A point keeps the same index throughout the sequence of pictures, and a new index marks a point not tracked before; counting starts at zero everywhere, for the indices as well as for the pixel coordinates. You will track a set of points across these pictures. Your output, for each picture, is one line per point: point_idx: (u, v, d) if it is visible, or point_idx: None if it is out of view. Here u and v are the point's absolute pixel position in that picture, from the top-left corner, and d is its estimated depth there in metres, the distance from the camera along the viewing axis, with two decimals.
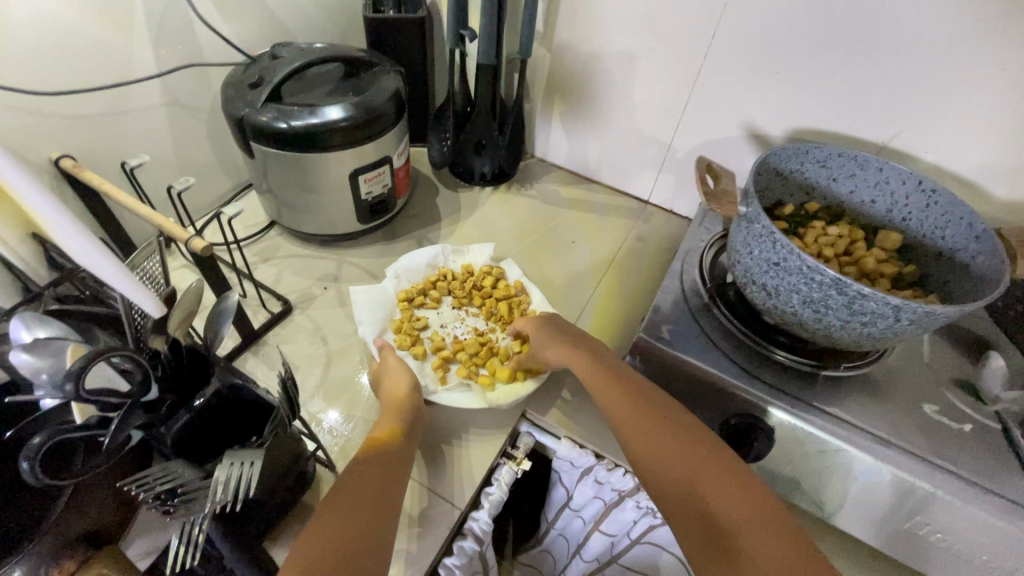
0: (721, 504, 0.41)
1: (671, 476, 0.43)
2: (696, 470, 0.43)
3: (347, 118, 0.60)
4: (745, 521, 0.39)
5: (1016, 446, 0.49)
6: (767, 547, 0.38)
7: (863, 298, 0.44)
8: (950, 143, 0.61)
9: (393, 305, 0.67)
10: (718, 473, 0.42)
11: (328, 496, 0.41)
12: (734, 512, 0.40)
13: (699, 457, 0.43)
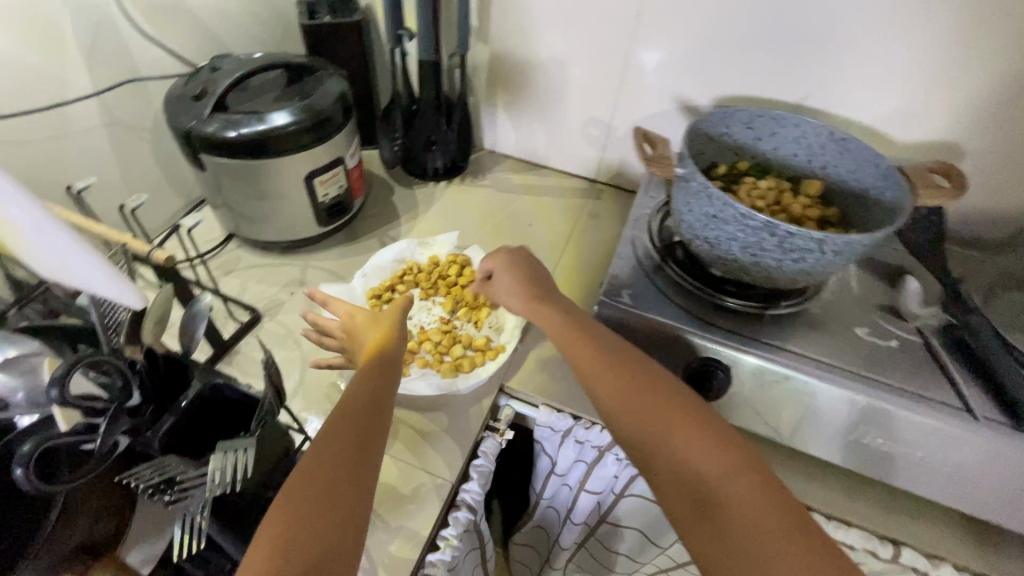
0: (709, 465, 0.43)
1: (665, 450, 0.45)
2: (681, 438, 0.45)
3: (296, 123, 0.62)
4: (726, 485, 0.42)
5: (935, 354, 0.56)
6: (763, 515, 0.40)
7: (790, 237, 0.50)
8: (857, 96, 0.67)
9: (365, 303, 0.69)
10: (709, 442, 0.44)
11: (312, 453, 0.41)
12: (716, 476, 0.43)
13: (690, 428, 0.46)
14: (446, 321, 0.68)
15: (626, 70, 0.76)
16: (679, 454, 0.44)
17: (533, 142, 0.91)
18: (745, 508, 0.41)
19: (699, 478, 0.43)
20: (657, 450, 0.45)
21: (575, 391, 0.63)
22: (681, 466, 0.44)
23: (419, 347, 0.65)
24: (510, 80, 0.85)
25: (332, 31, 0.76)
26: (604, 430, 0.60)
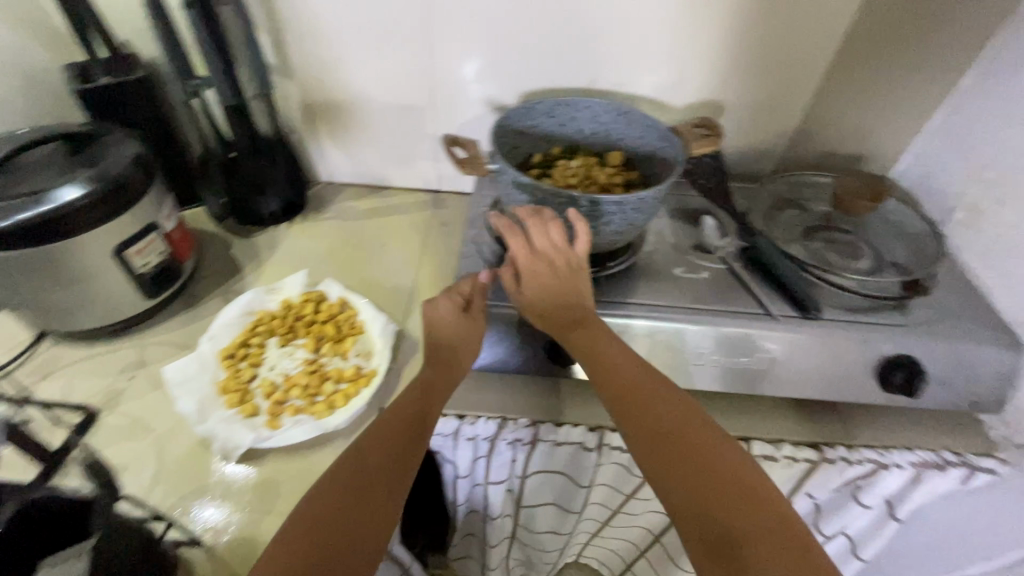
0: (738, 523, 0.43)
1: (673, 487, 0.47)
2: (707, 482, 0.46)
3: (86, 195, 0.57)
4: (754, 536, 0.43)
5: (737, 275, 0.68)
6: (766, 544, 0.42)
7: (595, 205, 0.57)
8: (630, 74, 0.78)
9: (217, 366, 0.65)
10: (720, 472, 0.47)
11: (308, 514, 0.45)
12: (745, 527, 0.43)
13: (697, 461, 0.47)
14: (312, 361, 0.66)
15: (435, 83, 0.80)
16: (708, 506, 0.45)
17: (368, 166, 0.92)
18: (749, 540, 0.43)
19: (705, 513, 0.45)
20: (683, 497, 0.46)
21: (453, 392, 0.65)
22: (710, 515, 0.44)
23: (287, 396, 0.62)
24: (328, 110, 0.85)
25: (113, 91, 0.71)
26: (489, 420, 0.63)
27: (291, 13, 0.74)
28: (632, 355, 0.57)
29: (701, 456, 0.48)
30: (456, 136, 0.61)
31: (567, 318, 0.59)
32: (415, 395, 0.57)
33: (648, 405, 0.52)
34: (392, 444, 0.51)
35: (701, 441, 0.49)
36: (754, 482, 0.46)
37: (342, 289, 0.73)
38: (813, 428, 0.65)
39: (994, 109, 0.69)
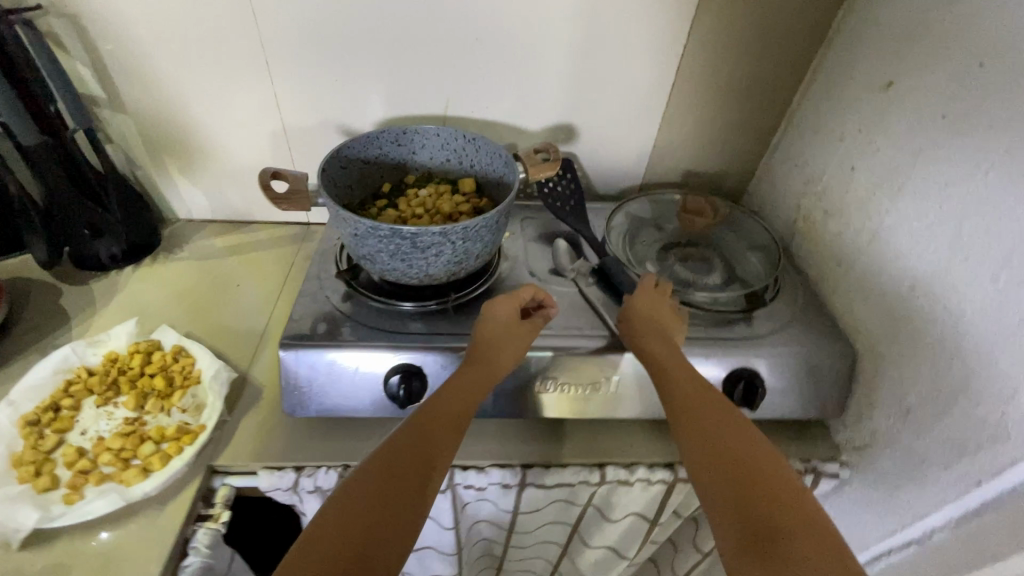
0: (779, 512, 0.41)
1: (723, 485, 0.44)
2: (746, 469, 0.44)
3: None
4: (796, 527, 0.40)
5: (586, 296, 0.68)
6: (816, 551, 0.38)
7: (416, 236, 0.55)
8: (484, 99, 0.79)
9: (15, 435, 0.57)
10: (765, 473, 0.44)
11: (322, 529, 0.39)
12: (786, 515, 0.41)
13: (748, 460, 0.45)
14: (133, 420, 0.60)
15: (286, 113, 0.78)
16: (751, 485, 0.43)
17: (228, 202, 0.88)
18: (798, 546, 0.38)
19: (750, 512, 0.41)
20: (727, 476, 0.44)
21: (293, 440, 0.60)
22: (751, 495, 0.42)
23: (95, 463, 0.56)
24: (173, 145, 0.80)
25: None
26: (330, 469, 0.58)
27: (113, 43, 0.70)
28: (673, 343, 0.57)
29: (747, 439, 0.47)
30: (275, 170, 0.58)
31: (660, 316, 0.61)
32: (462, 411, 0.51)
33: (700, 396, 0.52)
34: (434, 448, 0.47)
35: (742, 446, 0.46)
36: (795, 483, 0.43)
37: (176, 336, 0.67)
38: (670, 447, 0.64)
39: (816, 126, 0.73)
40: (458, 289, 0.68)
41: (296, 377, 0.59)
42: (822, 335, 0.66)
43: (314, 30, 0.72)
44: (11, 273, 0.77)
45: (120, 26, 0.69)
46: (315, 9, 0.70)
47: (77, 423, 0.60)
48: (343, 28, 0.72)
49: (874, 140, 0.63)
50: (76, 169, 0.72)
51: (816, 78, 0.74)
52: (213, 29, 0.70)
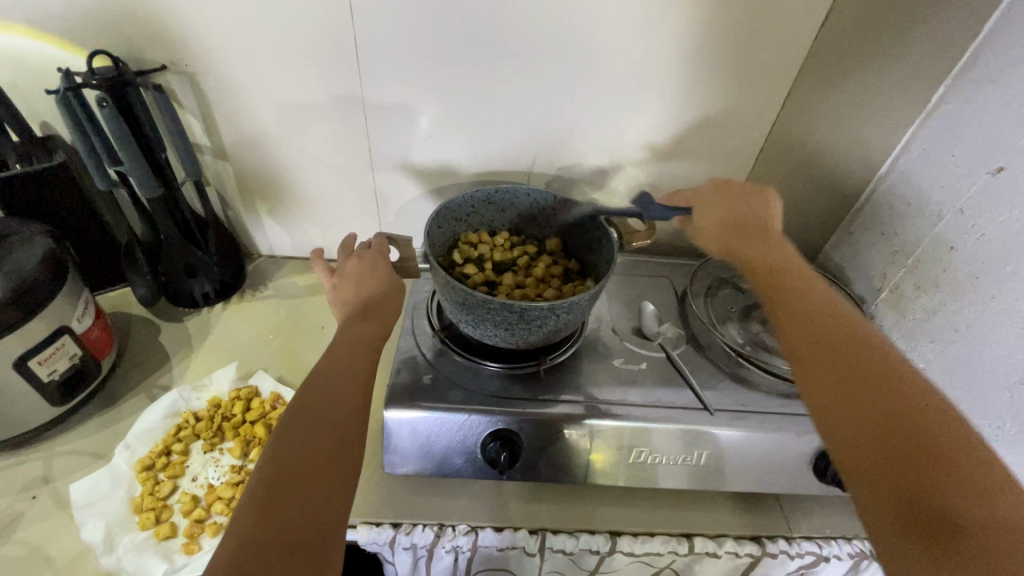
0: (911, 465, 0.39)
1: (864, 439, 0.42)
2: (879, 414, 0.42)
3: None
4: (938, 484, 0.38)
5: (676, 365, 0.70)
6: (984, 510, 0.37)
7: (526, 310, 0.56)
8: (570, 155, 0.81)
9: (133, 479, 0.61)
10: (913, 416, 0.41)
11: (262, 492, 0.40)
12: (928, 473, 0.39)
13: (899, 423, 0.41)
14: (239, 468, 0.63)
15: (377, 163, 0.81)
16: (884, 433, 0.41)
17: (312, 242, 0.91)
18: (959, 512, 0.37)
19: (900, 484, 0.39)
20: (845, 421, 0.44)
21: (389, 494, 0.63)
22: (883, 445, 0.41)
23: (208, 512, 0.59)
24: (265, 189, 0.84)
25: (28, 180, 0.67)
26: (427, 527, 0.61)
27: (224, 98, 0.73)
28: (798, 278, 0.57)
29: (873, 383, 0.44)
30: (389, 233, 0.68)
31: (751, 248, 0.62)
32: (368, 367, 0.53)
33: (823, 337, 0.49)
34: (354, 394, 0.49)
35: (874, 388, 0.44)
36: (936, 433, 0.40)
37: (273, 383, 0.70)
38: (754, 521, 0.65)
39: (907, 198, 0.72)
40: (549, 350, 0.70)
41: (401, 437, 0.61)
42: None
43: (412, 89, 0.74)
44: (113, 307, 0.81)
45: (232, 83, 0.72)
46: (416, 71, 0.72)
47: (187, 468, 0.63)
48: (439, 88, 0.74)
49: (977, 223, 0.62)
50: (182, 216, 0.75)
51: (909, 150, 0.72)
52: (315, 86, 0.73)
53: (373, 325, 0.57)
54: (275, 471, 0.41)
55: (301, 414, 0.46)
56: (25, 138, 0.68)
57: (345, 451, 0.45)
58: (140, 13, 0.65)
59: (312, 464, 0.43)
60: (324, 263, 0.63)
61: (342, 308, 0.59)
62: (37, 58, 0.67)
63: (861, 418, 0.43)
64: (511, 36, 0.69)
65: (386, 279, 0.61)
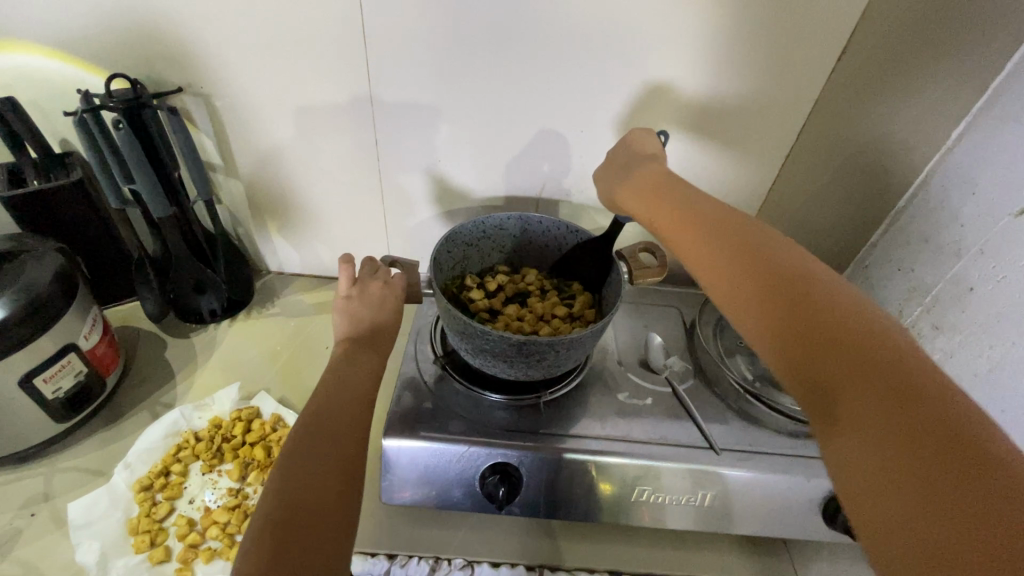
0: (815, 357, 0.38)
1: (772, 340, 0.41)
2: (782, 307, 0.41)
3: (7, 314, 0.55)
4: (835, 367, 0.36)
5: (681, 400, 0.68)
6: (920, 415, 0.31)
7: (531, 343, 0.55)
8: (580, 181, 0.81)
9: (131, 499, 0.61)
10: (828, 322, 0.38)
11: (276, 531, 0.38)
12: (823, 364, 0.37)
13: (796, 313, 0.40)
14: (236, 492, 0.63)
15: (388, 184, 0.81)
16: (789, 325, 0.40)
17: (321, 261, 0.91)
18: (849, 389, 0.35)
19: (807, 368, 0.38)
20: (758, 325, 0.43)
21: (386, 524, 0.62)
22: (792, 334, 0.40)
23: (203, 536, 0.59)
24: (277, 207, 0.84)
25: (44, 196, 0.68)
26: (422, 560, 0.60)
27: (239, 120, 0.75)
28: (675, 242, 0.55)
29: (774, 284, 0.43)
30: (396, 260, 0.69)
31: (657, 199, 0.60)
32: (368, 393, 0.53)
33: (727, 252, 0.48)
34: (355, 429, 0.48)
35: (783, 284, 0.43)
36: (840, 315, 0.39)
37: (275, 404, 0.70)
38: (759, 566, 0.63)
39: None
40: (554, 381, 0.69)
41: (400, 466, 0.61)
42: None
43: (424, 113, 0.74)
44: (122, 320, 0.81)
45: (247, 105, 0.73)
46: (428, 97, 0.72)
47: (185, 489, 0.63)
48: (451, 111, 0.74)
49: (999, 265, 0.57)
50: (193, 234, 0.76)
51: None
52: (327, 110, 0.74)
53: (374, 356, 0.57)
54: (285, 511, 0.40)
55: (304, 437, 0.45)
56: (44, 156, 0.69)
57: (348, 477, 0.44)
58: (160, 37, 0.66)
59: (318, 489, 0.42)
60: (349, 271, 0.62)
61: (349, 326, 0.59)
62: (60, 78, 0.68)
63: (770, 319, 0.42)
64: (523, 64, 0.69)
65: (396, 318, 0.62)
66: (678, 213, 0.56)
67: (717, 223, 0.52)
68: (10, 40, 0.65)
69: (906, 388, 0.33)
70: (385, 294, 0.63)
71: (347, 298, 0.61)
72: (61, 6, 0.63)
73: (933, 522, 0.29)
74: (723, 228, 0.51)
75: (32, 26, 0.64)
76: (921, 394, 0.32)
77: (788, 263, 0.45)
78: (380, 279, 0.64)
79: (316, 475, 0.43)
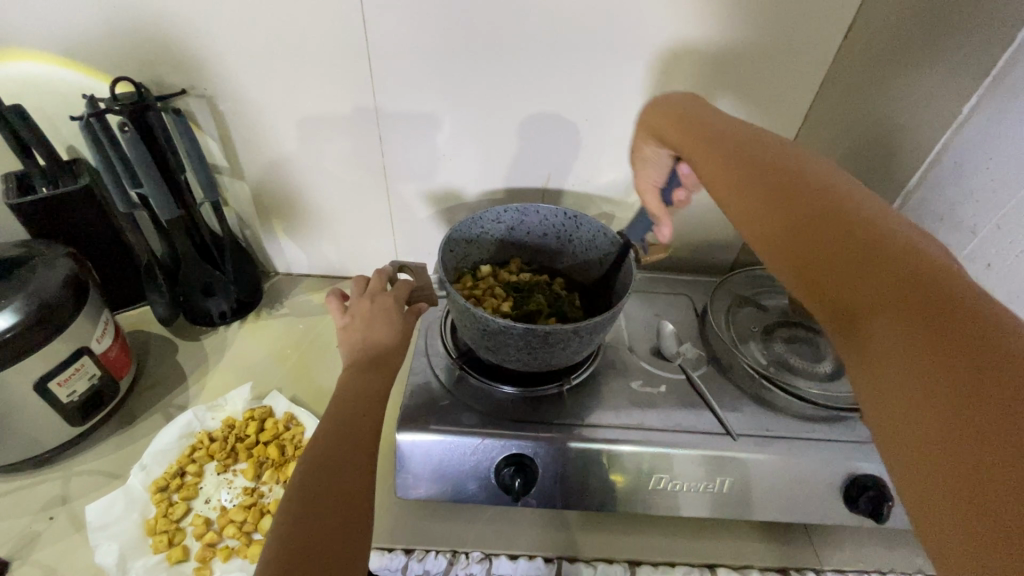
0: (864, 302, 0.31)
1: (814, 280, 0.34)
2: (828, 251, 0.34)
3: (19, 322, 0.55)
4: (885, 316, 0.30)
5: (695, 387, 0.68)
6: (915, 306, 0.29)
7: (551, 333, 0.55)
8: (586, 171, 0.80)
9: (147, 500, 0.61)
10: (880, 265, 0.31)
11: (294, 535, 0.39)
12: (873, 309, 0.31)
13: (842, 256, 0.33)
14: (252, 490, 0.63)
15: (392, 180, 0.81)
16: (834, 270, 0.33)
17: (328, 260, 0.92)
18: (893, 344, 0.29)
19: (849, 316, 0.32)
20: (797, 265, 0.36)
21: (402, 520, 0.62)
22: (829, 280, 0.33)
23: (221, 535, 0.59)
24: (283, 208, 0.85)
25: (53, 201, 0.69)
26: (439, 554, 0.59)
27: (243, 120, 0.75)
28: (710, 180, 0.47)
29: (823, 222, 0.35)
30: (403, 262, 0.69)
31: (692, 139, 0.51)
32: (373, 430, 0.49)
33: (759, 195, 0.41)
34: (368, 434, 0.49)
35: (823, 222, 0.35)
36: (910, 259, 0.31)
37: (287, 403, 0.70)
38: (782, 551, 0.62)
39: None
40: (569, 370, 0.69)
41: (415, 461, 0.60)
42: None
43: (428, 106, 0.73)
44: (134, 325, 0.82)
45: (250, 105, 0.73)
46: (432, 90, 0.72)
47: (201, 489, 0.63)
48: (456, 104, 0.73)
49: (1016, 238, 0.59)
50: (201, 237, 0.76)
51: None
52: (333, 110, 0.74)
53: (382, 372, 0.54)
54: (302, 519, 0.40)
55: (304, 485, 0.43)
56: (51, 163, 0.70)
57: (351, 526, 0.42)
58: (163, 41, 0.67)
59: (329, 522, 0.41)
60: (337, 301, 0.60)
61: (346, 351, 0.56)
62: (63, 85, 0.69)
63: (811, 259, 0.35)
64: (524, 55, 0.69)
65: (399, 328, 0.58)
66: (705, 160, 0.48)
67: (753, 160, 0.44)
68: (14, 49, 0.65)
69: (976, 353, 0.26)
70: (378, 305, 0.59)
71: (340, 319, 0.58)
72: (64, 13, 0.63)
73: (945, 437, 0.26)
74: (762, 163, 0.43)
75: (36, 33, 0.64)
76: (1002, 361, 0.25)
77: (796, 183, 0.39)
78: (371, 295, 0.60)
79: (334, 483, 0.43)
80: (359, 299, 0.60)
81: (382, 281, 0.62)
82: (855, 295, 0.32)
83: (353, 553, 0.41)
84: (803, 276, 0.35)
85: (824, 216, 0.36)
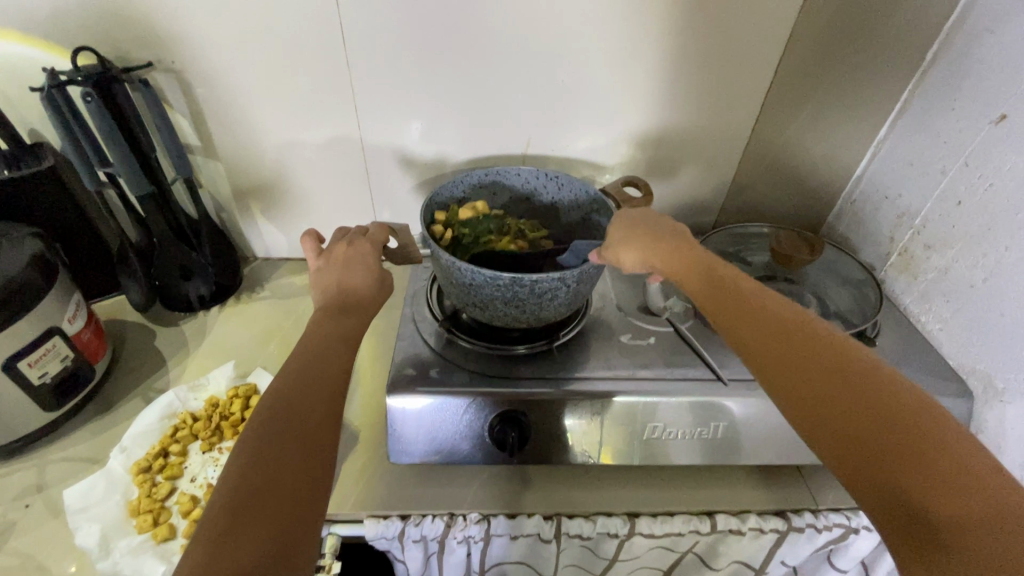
0: (908, 472, 0.33)
1: (845, 447, 0.35)
2: (857, 407, 0.36)
3: None
4: (925, 482, 0.32)
5: (684, 338, 0.68)
6: (953, 480, 0.32)
7: (538, 282, 0.55)
8: (565, 136, 0.79)
9: (129, 482, 0.59)
10: (912, 435, 0.34)
11: (248, 472, 0.38)
12: (913, 475, 0.33)
13: (868, 416, 0.35)
14: None
15: (370, 154, 0.80)
16: (867, 436, 0.35)
17: None
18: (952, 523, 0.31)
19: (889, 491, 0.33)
20: (827, 430, 0.36)
21: (396, 487, 0.61)
22: (863, 449, 0.35)
23: None
24: (258, 189, 0.83)
25: (17, 183, 0.66)
26: (436, 518, 0.58)
27: (212, 96, 0.73)
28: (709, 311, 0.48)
29: (834, 378, 0.38)
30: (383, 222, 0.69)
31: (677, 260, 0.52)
32: (342, 373, 0.48)
33: (767, 339, 0.42)
34: (336, 379, 0.47)
35: (837, 376, 0.38)
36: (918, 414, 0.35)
37: None
38: (777, 495, 0.63)
39: (910, 159, 0.71)
40: (558, 328, 0.69)
41: (407, 425, 0.59)
42: (919, 369, 0.66)
43: (403, 75, 0.72)
44: (109, 313, 0.79)
45: (218, 79, 0.71)
46: (406, 57, 0.71)
47: (186, 469, 0.61)
48: (431, 72, 0.72)
49: (986, 173, 0.61)
50: (176, 218, 0.74)
51: (909, 108, 0.71)
52: (305, 83, 0.72)
53: (354, 320, 0.53)
54: (258, 459, 0.39)
55: (267, 425, 0.41)
56: (13, 146, 0.66)
57: (314, 470, 0.41)
58: (125, 12, 0.64)
59: (289, 461, 0.40)
60: (313, 245, 0.59)
61: (322, 294, 0.55)
62: (20, 61, 0.66)
63: (841, 423, 0.36)
64: (498, 18, 0.68)
65: (375, 273, 0.57)
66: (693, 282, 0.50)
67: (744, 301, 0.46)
68: None
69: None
70: (354, 251, 0.58)
71: (318, 262, 0.58)
72: None
73: None
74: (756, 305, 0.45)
75: None
76: None
77: (796, 328, 0.42)
78: (349, 240, 0.60)
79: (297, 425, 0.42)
80: (337, 244, 0.60)
81: (360, 229, 0.62)
82: (890, 466, 0.34)
83: (311, 495, 0.40)
84: (828, 441, 0.36)
85: (832, 370, 0.38)
